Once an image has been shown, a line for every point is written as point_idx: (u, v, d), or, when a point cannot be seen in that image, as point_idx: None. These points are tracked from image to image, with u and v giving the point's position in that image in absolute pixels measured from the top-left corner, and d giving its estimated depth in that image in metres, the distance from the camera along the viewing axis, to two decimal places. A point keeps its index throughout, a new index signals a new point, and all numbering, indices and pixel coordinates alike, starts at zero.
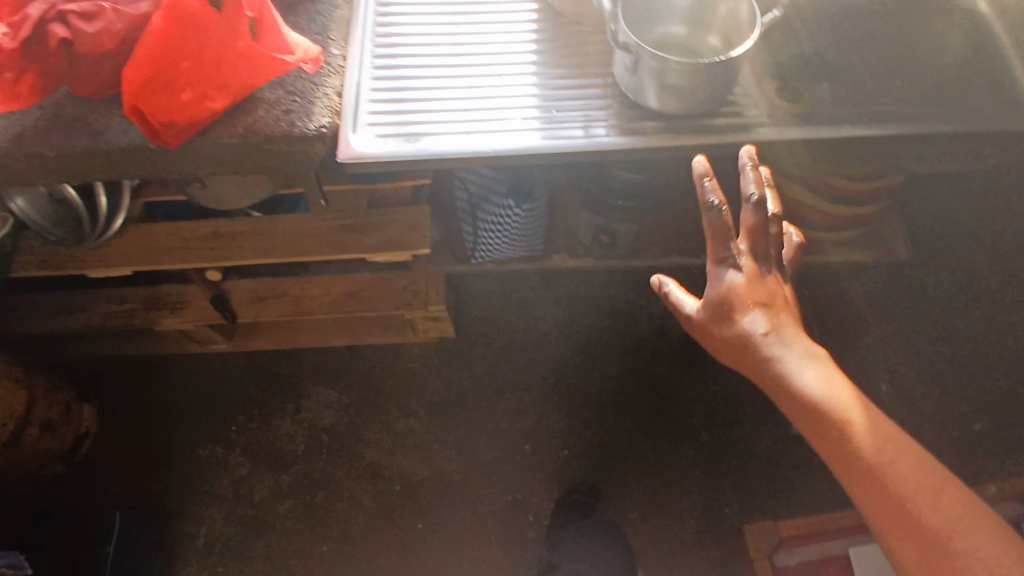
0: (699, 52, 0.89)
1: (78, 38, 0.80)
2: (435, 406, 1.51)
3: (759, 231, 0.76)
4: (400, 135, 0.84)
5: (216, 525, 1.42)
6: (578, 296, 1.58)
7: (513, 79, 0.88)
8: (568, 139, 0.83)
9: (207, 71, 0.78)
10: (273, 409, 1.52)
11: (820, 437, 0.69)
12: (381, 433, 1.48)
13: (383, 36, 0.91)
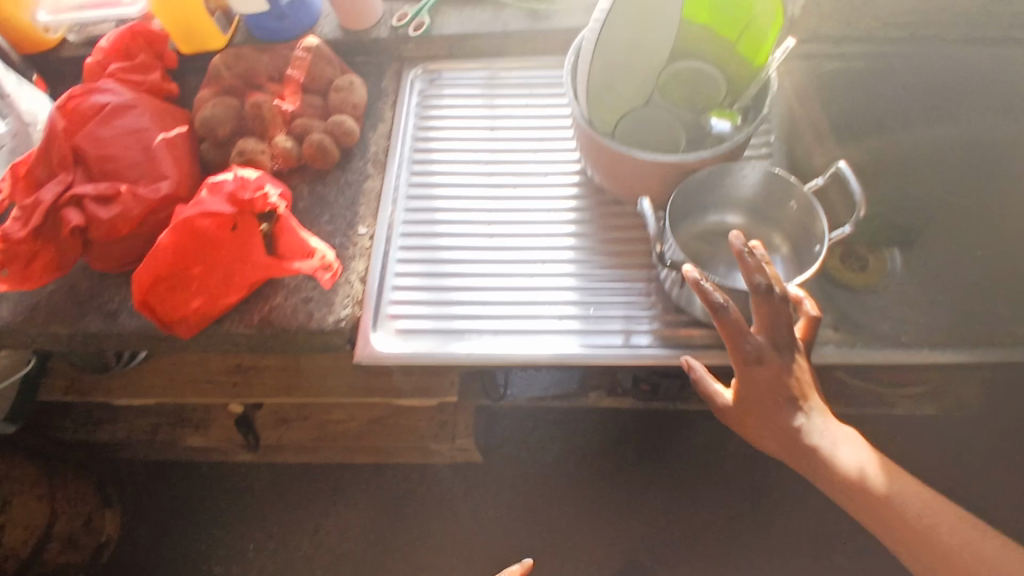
0: (756, 249, 0.81)
1: (95, 223, 0.77)
2: (458, 540, 1.41)
3: (778, 314, 0.64)
4: (427, 333, 0.79)
5: None
6: (615, 419, 1.47)
7: (549, 269, 0.82)
8: (606, 347, 0.76)
9: (224, 273, 0.74)
10: (295, 527, 1.47)
11: (854, 504, 0.65)
12: (401, 565, 1.40)
13: (415, 213, 0.86)
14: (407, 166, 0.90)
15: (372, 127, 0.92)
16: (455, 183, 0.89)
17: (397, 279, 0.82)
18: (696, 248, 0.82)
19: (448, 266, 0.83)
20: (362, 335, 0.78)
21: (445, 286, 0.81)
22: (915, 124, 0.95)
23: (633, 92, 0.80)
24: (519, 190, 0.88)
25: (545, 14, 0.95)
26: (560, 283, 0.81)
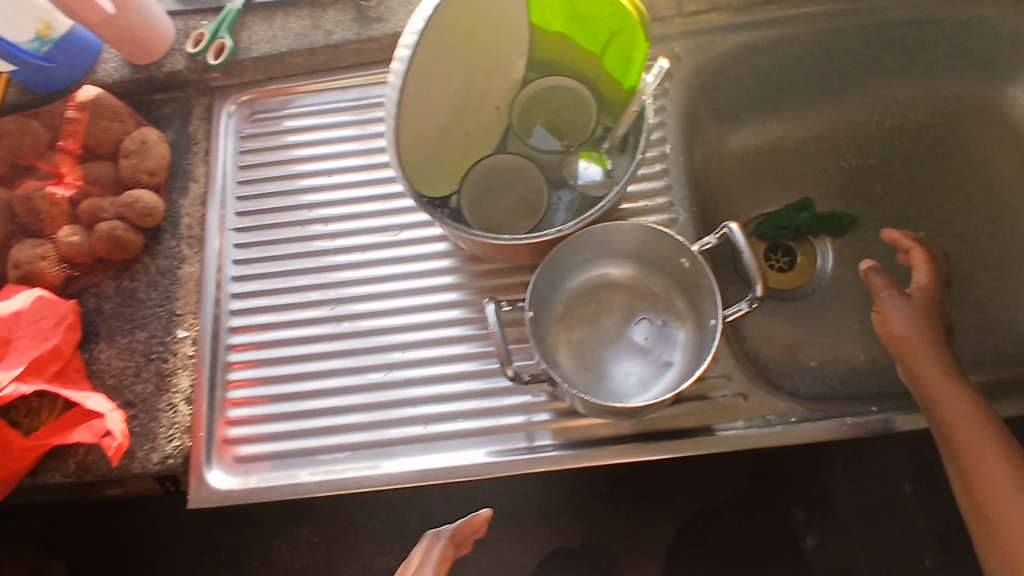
0: (650, 302, 0.69)
1: None
2: None
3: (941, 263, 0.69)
4: (285, 456, 0.67)
5: None
6: None
7: (410, 357, 0.69)
8: (514, 449, 0.65)
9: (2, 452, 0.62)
10: None
11: (961, 431, 0.58)
12: None
13: (247, 301, 0.73)
14: (231, 238, 0.74)
15: (183, 191, 0.75)
16: (296, 254, 0.74)
17: (231, 391, 0.69)
18: (580, 311, 0.69)
19: (293, 366, 0.70)
20: (197, 473, 0.66)
21: (291, 395, 0.69)
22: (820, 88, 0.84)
23: (471, 130, 0.63)
24: (369, 253, 0.74)
25: (375, 14, 0.75)
26: (442, 372, 0.68)
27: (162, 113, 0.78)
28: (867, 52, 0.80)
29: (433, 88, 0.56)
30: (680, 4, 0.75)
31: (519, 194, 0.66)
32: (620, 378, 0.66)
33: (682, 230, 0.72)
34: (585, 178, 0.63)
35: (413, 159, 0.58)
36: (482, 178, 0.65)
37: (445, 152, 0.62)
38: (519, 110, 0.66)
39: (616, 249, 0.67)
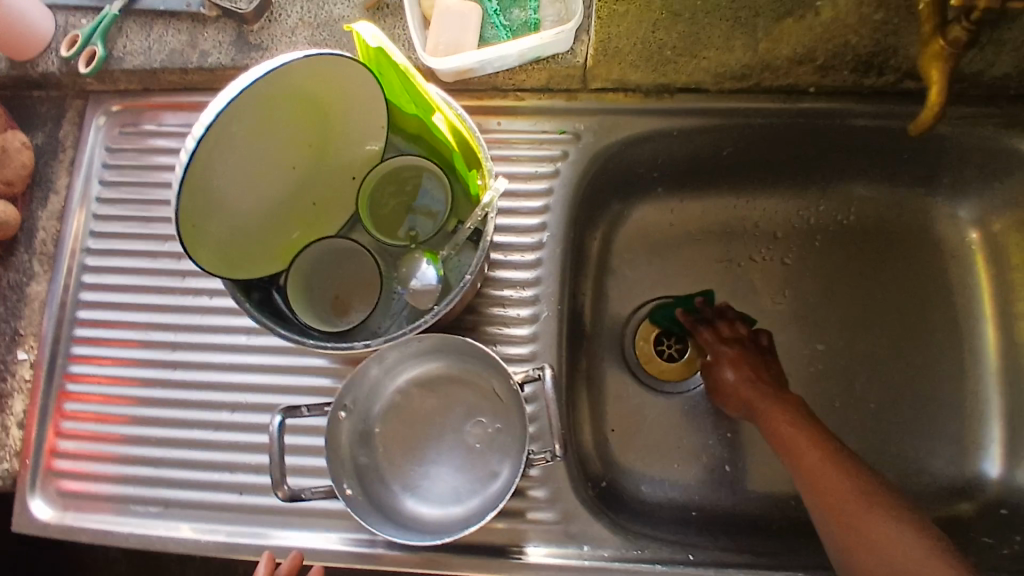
0: (493, 402, 0.64)
1: None
2: None
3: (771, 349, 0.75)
4: (118, 498, 0.67)
5: None
6: None
7: (240, 419, 0.68)
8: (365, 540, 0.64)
9: None
10: None
11: (801, 449, 0.64)
12: None
13: (93, 327, 0.71)
14: (84, 260, 0.72)
15: (43, 202, 0.73)
16: (144, 287, 0.72)
17: (61, 422, 0.69)
18: (421, 399, 0.65)
19: (124, 406, 0.69)
20: (18, 498, 0.68)
21: (116, 436, 0.69)
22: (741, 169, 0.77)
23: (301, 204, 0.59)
24: (217, 299, 0.71)
25: (255, 41, 0.69)
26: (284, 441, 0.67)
27: (33, 113, 0.75)
28: (793, 152, 0.74)
29: (246, 166, 0.53)
30: (587, 81, 0.67)
31: (353, 282, 0.61)
32: (440, 481, 0.63)
33: (541, 328, 0.68)
34: (420, 281, 0.60)
35: (220, 232, 0.54)
36: (316, 261, 0.61)
37: (269, 228, 0.58)
38: (369, 194, 0.62)
39: (455, 348, 0.62)
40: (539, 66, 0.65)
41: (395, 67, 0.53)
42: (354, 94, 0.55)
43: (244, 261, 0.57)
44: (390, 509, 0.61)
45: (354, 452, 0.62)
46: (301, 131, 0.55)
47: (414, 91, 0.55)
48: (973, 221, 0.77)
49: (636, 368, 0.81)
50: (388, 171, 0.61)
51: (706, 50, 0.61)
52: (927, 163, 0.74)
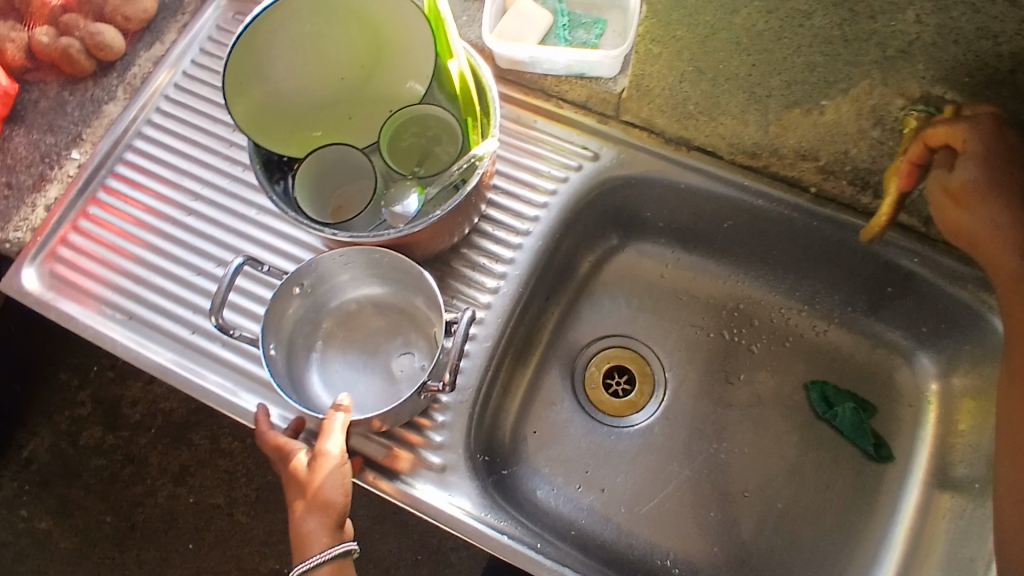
0: (428, 340, 0.70)
1: None
2: (268, 494, 1.32)
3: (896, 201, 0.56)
4: (94, 297, 0.76)
5: (41, 497, 1.34)
6: None
7: (220, 274, 0.76)
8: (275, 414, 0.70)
9: None
10: (147, 428, 1.37)
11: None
12: (212, 490, 1.33)
13: (140, 156, 0.81)
14: (159, 104, 0.84)
15: (148, 46, 0.85)
16: (194, 141, 0.82)
17: (80, 220, 0.79)
18: (371, 318, 0.72)
19: (135, 228, 0.79)
20: (16, 264, 0.77)
21: (116, 247, 0.78)
22: (740, 246, 0.82)
23: (340, 113, 0.69)
24: (245, 173, 0.80)
25: None
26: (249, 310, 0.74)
27: None
28: (788, 246, 0.78)
29: (304, 50, 0.63)
30: (619, 111, 0.75)
31: (354, 193, 0.69)
32: (352, 387, 0.69)
33: (496, 299, 0.73)
34: (402, 207, 0.66)
35: (262, 97, 0.64)
36: (331, 163, 0.68)
37: (301, 119, 0.67)
38: (395, 128, 0.68)
39: (415, 280, 0.68)
40: (581, 81, 0.73)
41: (434, 17, 0.62)
42: (411, 35, 0.65)
43: (268, 131, 0.66)
44: (297, 386, 0.67)
45: (293, 328, 0.68)
46: (360, 48, 0.66)
47: (444, 42, 0.63)
48: (936, 374, 0.78)
49: (578, 390, 0.84)
50: (417, 114, 0.68)
51: (723, 114, 0.67)
52: (908, 305, 0.76)
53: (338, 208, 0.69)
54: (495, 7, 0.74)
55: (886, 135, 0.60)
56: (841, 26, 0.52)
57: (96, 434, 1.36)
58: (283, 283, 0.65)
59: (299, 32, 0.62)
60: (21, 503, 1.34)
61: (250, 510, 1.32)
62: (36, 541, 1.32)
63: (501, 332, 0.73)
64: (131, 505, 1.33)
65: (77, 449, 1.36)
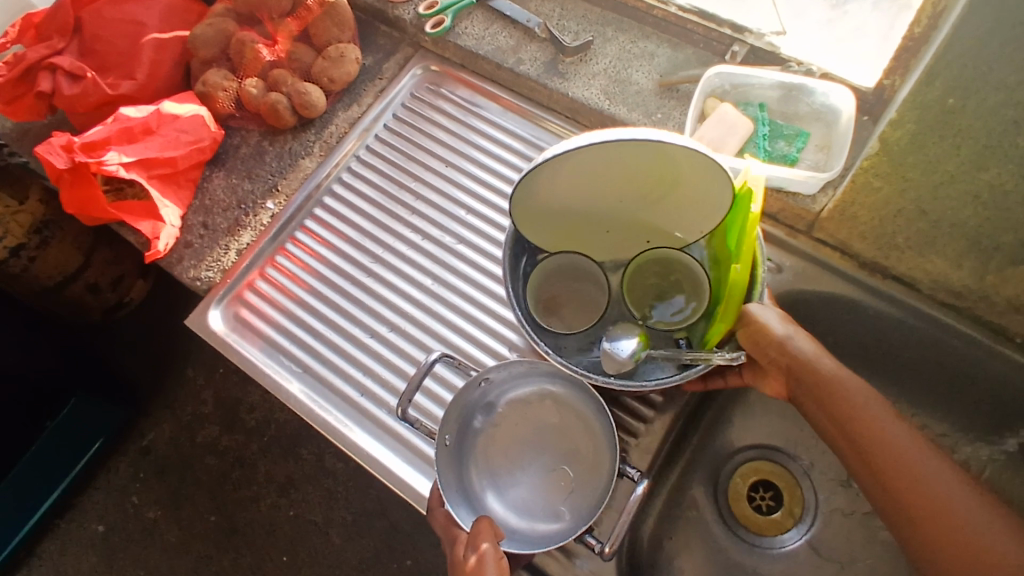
0: (597, 455, 0.70)
1: (71, 99, 0.89)
2: (364, 523, 1.32)
3: (762, 344, 0.61)
4: (273, 345, 0.81)
5: (153, 487, 1.37)
6: None
7: (391, 339, 0.79)
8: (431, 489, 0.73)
9: (95, 203, 0.80)
10: (261, 436, 1.39)
11: (843, 411, 0.56)
12: (311, 509, 1.34)
13: (328, 213, 0.86)
14: (351, 163, 0.89)
15: (346, 107, 0.91)
16: (378, 203, 0.86)
17: (266, 268, 0.84)
18: (540, 415, 0.73)
19: (316, 282, 0.83)
20: (205, 303, 0.83)
21: (296, 298, 0.83)
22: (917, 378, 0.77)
23: (595, 218, 0.68)
24: (423, 242, 0.84)
25: (563, 68, 0.82)
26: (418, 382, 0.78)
27: (374, 41, 0.94)
28: (971, 396, 0.72)
29: (602, 178, 0.63)
30: (812, 228, 0.73)
31: (572, 305, 0.70)
32: (511, 484, 0.71)
33: (662, 406, 0.74)
34: (617, 347, 0.66)
35: (542, 192, 0.63)
36: (572, 262, 0.71)
37: (564, 216, 0.67)
38: (646, 262, 0.71)
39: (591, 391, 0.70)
40: (777, 194, 0.71)
41: (744, 204, 0.59)
42: (709, 194, 0.61)
43: (532, 227, 0.67)
44: (462, 467, 0.70)
45: (477, 406, 0.73)
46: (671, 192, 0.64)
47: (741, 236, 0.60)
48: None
49: (720, 493, 0.82)
50: (678, 260, 0.69)
51: (936, 252, 0.64)
52: None
53: (553, 309, 0.70)
54: (696, 112, 0.74)
55: None
56: None
57: (213, 434, 1.40)
58: (478, 370, 0.70)
59: (601, 166, 0.61)
60: (134, 489, 1.37)
61: (345, 533, 1.31)
62: (143, 527, 1.35)
63: (663, 442, 0.73)
64: (236, 508, 1.34)
65: (195, 446, 1.39)
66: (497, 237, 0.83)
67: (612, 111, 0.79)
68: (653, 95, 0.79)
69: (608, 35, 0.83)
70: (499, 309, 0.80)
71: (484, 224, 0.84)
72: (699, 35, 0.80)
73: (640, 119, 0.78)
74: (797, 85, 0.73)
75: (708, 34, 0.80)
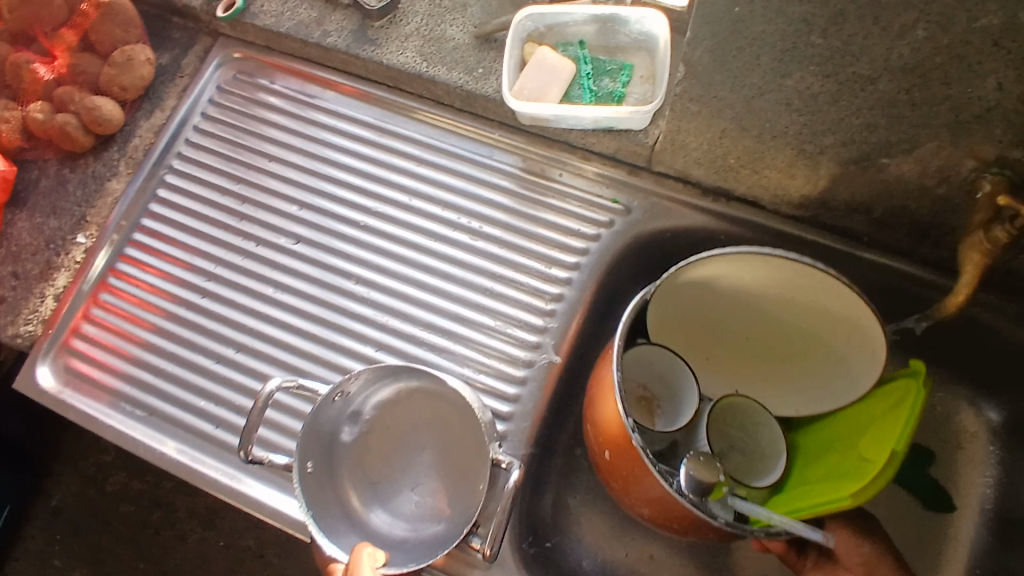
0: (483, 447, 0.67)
1: None
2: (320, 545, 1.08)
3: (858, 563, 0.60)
4: (112, 393, 0.73)
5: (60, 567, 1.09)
6: None
7: (238, 360, 0.73)
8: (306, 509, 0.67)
9: None
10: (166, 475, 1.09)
11: None
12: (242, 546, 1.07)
13: (149, 237, 0.79)
14: (165, 176, 0.81)
15: (147, 115, 0.82)
16: (202, 214, 0.79)
17: (92, 309, 0.77)
18: (413, 412, 0.69)
19: (149, 313, 0.76)
20: (30, 361, 0.75)
21: (131, 336, 0.75)
22: None
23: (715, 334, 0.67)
24: (258, 249, 0.77)
25: (372, 35, 0.75)
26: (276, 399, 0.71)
27: (168, 36, 0.85)
28: None
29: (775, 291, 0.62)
30: (650, 161, 0.70)
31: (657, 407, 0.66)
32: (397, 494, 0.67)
33: (531, 373, 0.70)
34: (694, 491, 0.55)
35: (716, 268, 0.60)
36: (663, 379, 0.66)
37: (701, 308, 0.65)
38: (735, 411, 0.66)
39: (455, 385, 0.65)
40: (609, 135, 0.69)
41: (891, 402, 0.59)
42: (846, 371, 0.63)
43: (674, 301, 0.64)
44: (334, 481, 0.65)
45: (343, 414, 0.67)
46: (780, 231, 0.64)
47: (882, 435, 0.57)
48: (996, 429, 0.73)
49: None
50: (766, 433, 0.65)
51: (768, 168, 0.62)
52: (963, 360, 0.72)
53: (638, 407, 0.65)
54: (513, 60, 0.70)
55: (952, 192, 0.55)
56: (908, 91, 0.47)
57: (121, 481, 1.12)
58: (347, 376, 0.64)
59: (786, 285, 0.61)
60: (53, 555, 1.09)
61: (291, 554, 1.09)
62: None
63: (538, 411, 0.69)
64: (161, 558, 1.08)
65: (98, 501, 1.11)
66: (336, 228, 0.77)
67: (433, 74, 0.73)
68: (471, 49, 0.73)
69: None
70: (349, 305, 0.74)
71: (321, 217, 0.78)
72: None
73: (460, 76, 0.73)
74: (610, 16, 0.69)
75: None
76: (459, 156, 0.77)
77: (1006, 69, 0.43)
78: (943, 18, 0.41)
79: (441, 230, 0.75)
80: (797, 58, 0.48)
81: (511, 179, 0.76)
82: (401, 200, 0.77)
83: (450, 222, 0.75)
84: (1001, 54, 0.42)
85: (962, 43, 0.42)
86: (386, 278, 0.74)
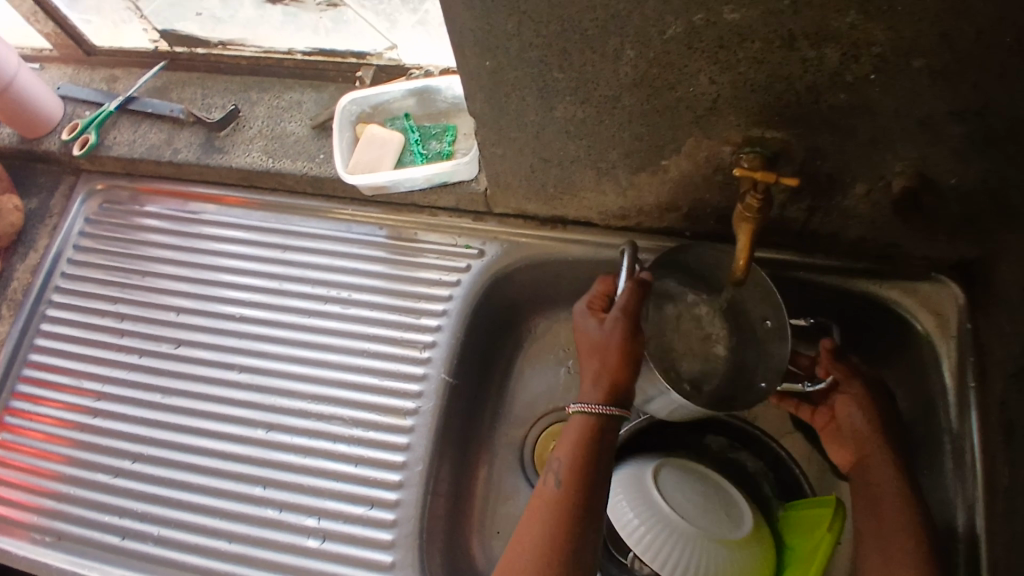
0: (388, 500, 0.70)
1: None
2: None
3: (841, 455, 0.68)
4: (16, 525, 0.74)
5: None
6: None
7: (137, 469, 0.75)
8: None
9: None
10: None
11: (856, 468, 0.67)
12: None
13: (37, 368, 0.82)
14: (47, 311, 0.85)
15: (22, 258, 0.88)
16: (85, 338, 0.82)
17: None
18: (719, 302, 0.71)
19: (48, 442, 0.78)
20: None
21: (31, 468, 0.77)
22: None
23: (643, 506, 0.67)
24: (143, 359, 0.80)
25: (219, 144, 0.81)
26: (178, 495, 0.73)
27: (35, 181, 0.92)
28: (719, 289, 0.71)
29: (694, 516, 0.65)
30: (489, 205, 0.76)
31: None
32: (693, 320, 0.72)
33: (419, 419, 0.73)
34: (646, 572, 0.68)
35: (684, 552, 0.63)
36: None
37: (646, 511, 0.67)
38: None
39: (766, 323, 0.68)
40: (445, 189, 0.75)
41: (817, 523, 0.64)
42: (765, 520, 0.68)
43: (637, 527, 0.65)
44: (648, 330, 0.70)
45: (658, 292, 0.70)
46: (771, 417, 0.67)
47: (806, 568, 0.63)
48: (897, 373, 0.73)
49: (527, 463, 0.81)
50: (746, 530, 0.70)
51: (581, 188, 0.69)
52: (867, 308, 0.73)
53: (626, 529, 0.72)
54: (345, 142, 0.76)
55: (729, 176, 0.61)
56: (648, 100, 0.54)
57: None
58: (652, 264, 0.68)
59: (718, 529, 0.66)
60: None
61: None
62: None
63: (430, 452, 0.72)
64: None
65: None
66: (213, 323, 0.80)
67: (279, 167, 0.79)
68: (310, 139, 0.80)
69: (252, 99, 0.85)
70: (238, 393, 0.77)
71: (198, 317, 0.81)
72: (331, 71, 0.85)
73: (303, 165, 0.78)
74: (424, 87, 0.77)
75: (339, 68, 0.85)
76: (321, 235, 0.82)
77: (708, 66, 0.50)
78: (638, 36, 0.49)
79: (315, 306, 0.79)
80: (553, 93, 0.56)
81: (378, 247, 0.81)
82: (272, 287, 0.81)
83: (322, 297, 0.79)
84: (697, 53, 0.49)
85: (664, 53, 0.50)
86: (270, 362, 0.77)
